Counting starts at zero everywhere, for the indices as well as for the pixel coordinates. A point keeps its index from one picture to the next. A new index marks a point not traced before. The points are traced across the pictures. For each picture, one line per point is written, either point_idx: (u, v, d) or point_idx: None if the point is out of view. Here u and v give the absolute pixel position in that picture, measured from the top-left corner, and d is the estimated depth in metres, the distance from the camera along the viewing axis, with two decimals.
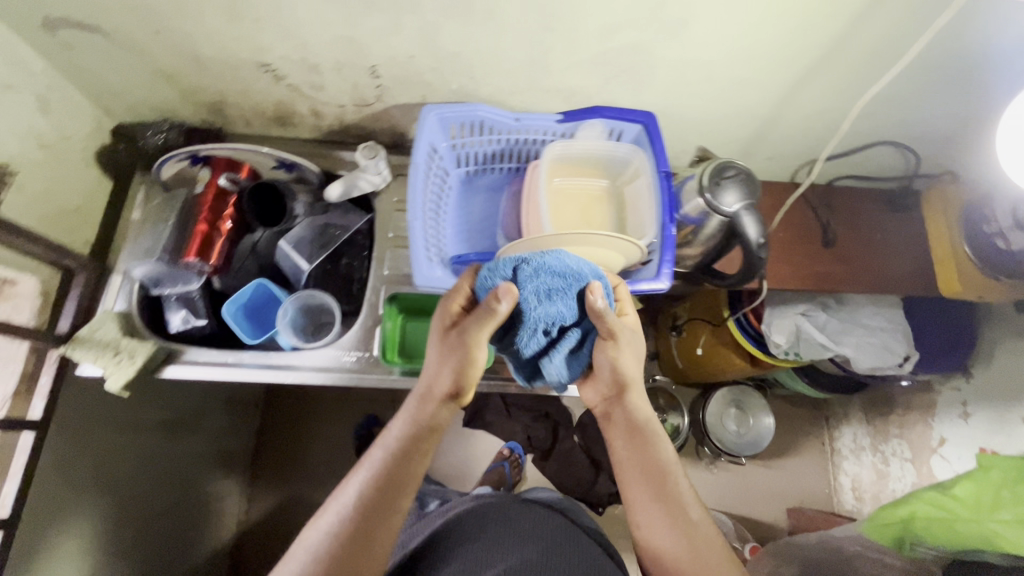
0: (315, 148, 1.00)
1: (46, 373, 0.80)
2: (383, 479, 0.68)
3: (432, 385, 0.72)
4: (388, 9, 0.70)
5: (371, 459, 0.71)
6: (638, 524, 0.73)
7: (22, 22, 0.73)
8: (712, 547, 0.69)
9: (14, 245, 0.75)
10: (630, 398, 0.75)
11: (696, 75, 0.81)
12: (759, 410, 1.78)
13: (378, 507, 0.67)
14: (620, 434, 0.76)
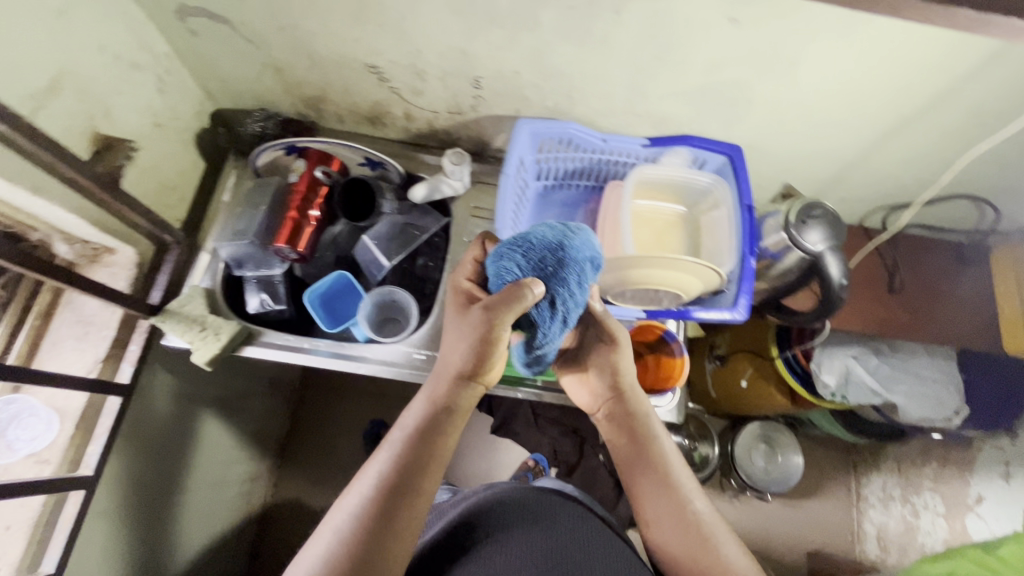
0: (400, 149, 1.03)
1: (136, 341, 0.84)
2: (408, 459, 0.64)
3: (454, 365, 0.71)
4: (508, 26, 0.72)
5: (390, 442, 0.67)
6: (648, 519, 0.75)
7: (158, 8, 0.77)
8: (721, 535, 0.71)
9: (124, 217, 0.79)
10: (628, 394, 0.82)
11: (792, 113, 0.82)
12: (788, 447, 1.76)
13: (403, 489, 0.62)
14: (622, 433, 0.81)
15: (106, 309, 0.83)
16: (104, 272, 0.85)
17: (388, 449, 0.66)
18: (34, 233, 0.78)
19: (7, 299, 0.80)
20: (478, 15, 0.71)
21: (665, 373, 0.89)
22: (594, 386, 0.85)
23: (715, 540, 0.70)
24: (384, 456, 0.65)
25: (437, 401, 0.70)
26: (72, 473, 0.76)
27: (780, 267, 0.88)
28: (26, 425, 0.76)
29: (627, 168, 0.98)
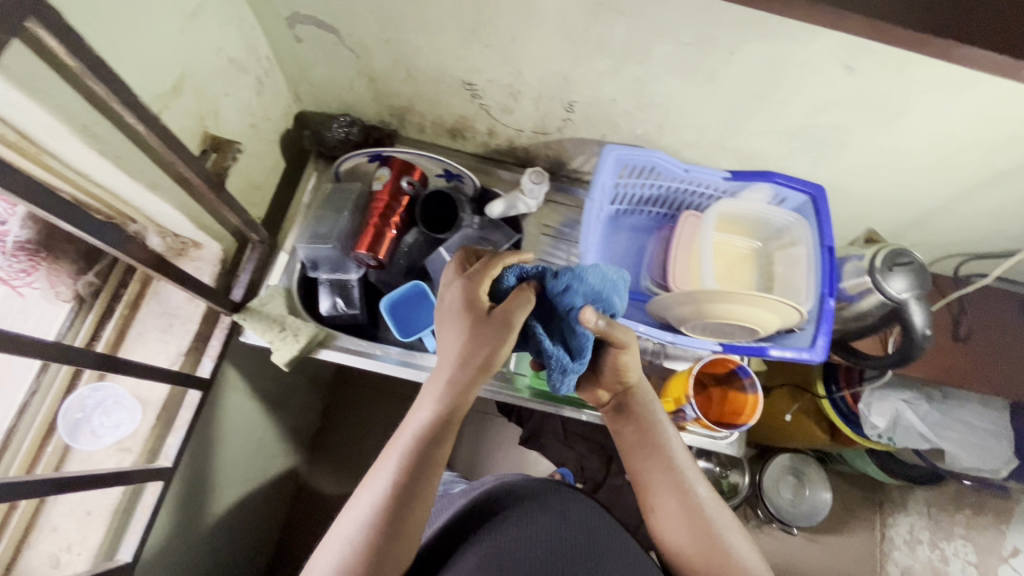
0: (476, 164, 1.05)
1: (217, 336, 0.86)
2: (417, 467, 0.59)
3: (466, 362, 0.63)
4: (617, 57, 0.73)
5: (399, 445, 0.61)
6: (651, 505, 0.75)
7: (270, 14, 0.79)
8: (723, 524, 0.71)
9: (221, 215, 0.80)
10: (639, 395, 0.78)
11: (884, 159, 0.82)
12: (817, 483, 1.73)
13: (414, 497, 0.58)
14: (626, 421, 0.78)
15: (190, 302, 0.85)
16: (190, 266, 0.87)
17: (397, 452, 0.60)
18: (131, 224, 0.79)
19: (99, 286, 0.81)
20: (590, 44, 0.72)
21: (733, 408, 0.89)
22: (607, 384, 0.77)
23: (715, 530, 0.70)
24: (392, 460, 0.60)
25: (449, 400, 0.62)
26: (151, 463, 0.77)
27: (855, 309, 0.89)
28: (111, 413, 0.78)
29: (703, 198, 0.98)
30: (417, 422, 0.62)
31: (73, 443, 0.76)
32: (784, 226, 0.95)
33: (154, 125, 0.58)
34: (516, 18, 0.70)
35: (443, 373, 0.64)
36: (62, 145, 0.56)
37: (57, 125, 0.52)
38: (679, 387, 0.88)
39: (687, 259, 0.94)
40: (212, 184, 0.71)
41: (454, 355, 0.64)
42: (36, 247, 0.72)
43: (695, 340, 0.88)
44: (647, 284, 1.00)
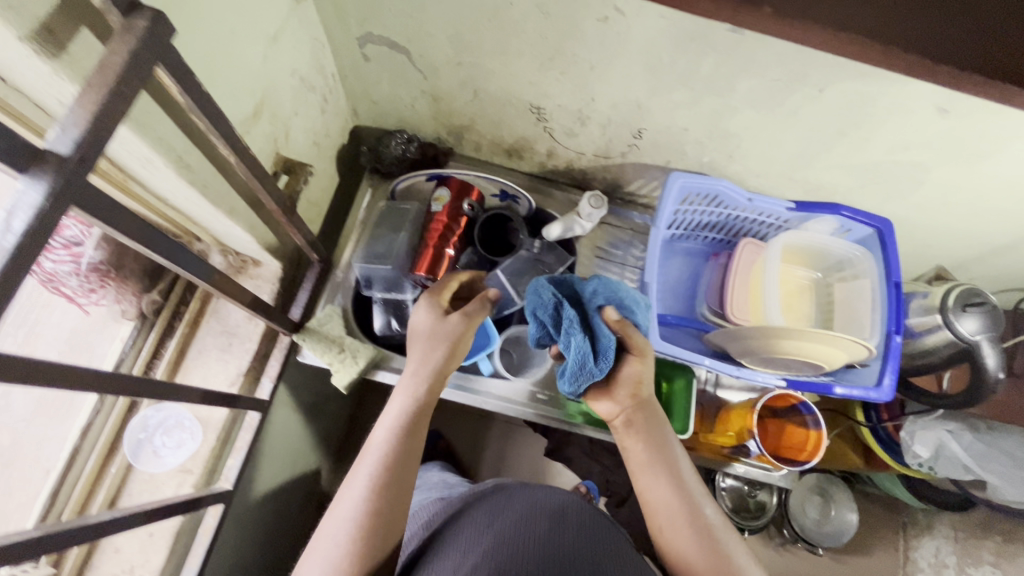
0: (531, 184, 1.04)
1: (276, 356, 0.85)
2: (395, 469, 0.61)
3: (433, 370, 0.70)
4: (699, 89, 0.72)
5: (371, 456, 0.63)
6: (660, 529, 0.67)
7: (342, 34, 0.77)
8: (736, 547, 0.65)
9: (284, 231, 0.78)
10: (646, 409, 0.74)
11: (960, 197, 0.80)
12: (844, 501, 1.48)
13: (392, 502, 0.60)
14: (635, 436, 0.73)
15: (250, 321, 0.83)
16: (249, 283, 0.86)
17: (370, 461, 0.62)
18: (196, 243, 0.79)
19: (161, 303, 0.81)
20: (672, 75, 0.71)
21: (794, 444, 0.88)
22: (616, 394, 0.75)
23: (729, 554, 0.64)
24: (368, 470, 0.61)
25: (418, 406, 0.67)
26: (212, 486, 0.76)
27: (919, 346, 0.87)
28: (172, 433, 0.78)
29: (763, 227, 0.97)
30: (387, 432, 0.64)
31: (136, 461, 0.75)
32: (848, 257, 0.93)
33: (244, 155, 0.57)
34: (599, 47, 0.69)
35: (409, 386, 0.69)
36: (152, 174, 0.55)
37: (155, 157, 0.51)
38: (739, 420, 0.87)
39: (748, 288, 0.93)
40: (286, 209, 0.70)
41: (420, 367, 0.70)
42: (108, 268, 0.71)
43: (757, 373, 0.87)
44: (704, 311, 0.98)
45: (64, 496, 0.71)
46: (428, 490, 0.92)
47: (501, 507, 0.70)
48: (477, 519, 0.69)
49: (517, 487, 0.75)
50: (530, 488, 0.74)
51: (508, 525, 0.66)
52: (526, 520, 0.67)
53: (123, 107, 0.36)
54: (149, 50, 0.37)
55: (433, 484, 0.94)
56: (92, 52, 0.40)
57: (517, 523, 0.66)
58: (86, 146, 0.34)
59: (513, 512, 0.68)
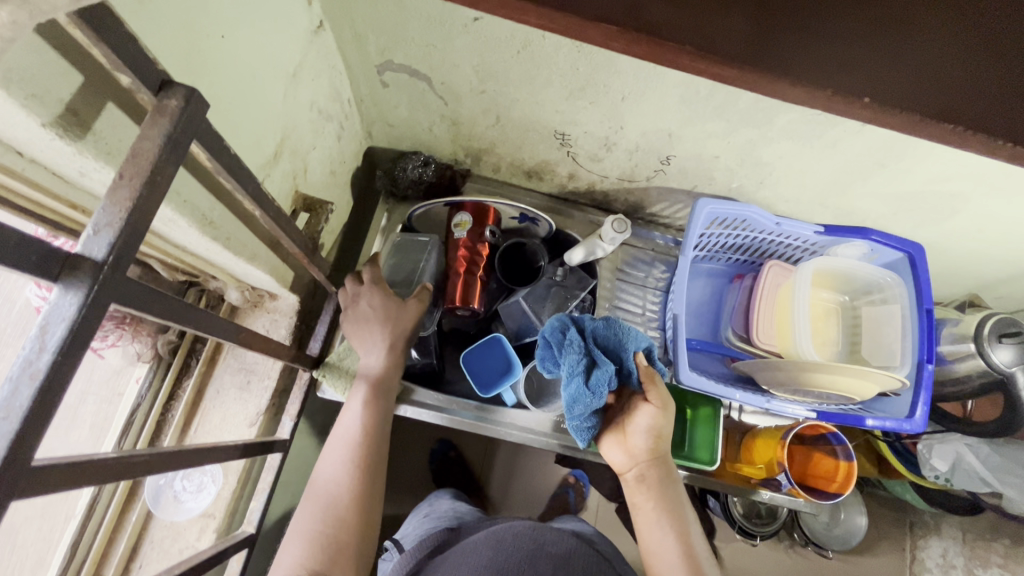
0: (550, 204, 1.01)
1: (296, 393, 0.82)
2: (350, 496, 0.66)
3: (380, 401, 0.74)
4: (735, 119, 0.69)
5: (321, 489, 0.67)
6: None
7: (360, 62, 0.74)
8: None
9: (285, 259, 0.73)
10: (661, 466, 0.73)
11: (993, 226, 0.79)
12: (852, 504, 1.44)
13: (342, 526, 0.63)
14: (642, 489, 0.72)
15: (268, 358, 0.81)
16: (266, 318, 0.83)
17: (321, 495, 0.66)
18: (211, 281, 0.76)
19: (176, 343, 0.78)
20: (708, 107, 0.68)
21: (823, 473, 0.87)
22: (631, 445, 0.74)
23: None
24: (319, 504, 0.65)
25: (358, 445, 0.69)
26: (234, 531, 0.75)
27: (949, 374, 0.86)
28: (192, 477, 0.76)
29: (790, 249, 0.95)
30: (335, 465, 0.68)
31: (156, 509, 0.73)
32: (877, 282, 0.90)
33: (268, 208, 0.54)
34: (634, 79, 0.66)
35: (354, 415, 0.72)
36: (172, 230, 0.52)
37: (179, 219, 0.48)
38: (767, 451, 0.86)
39: (773, 313, 0.91)
40: (308, 251, 0.67)
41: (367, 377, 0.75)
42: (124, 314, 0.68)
43: (787, 404, 0.85)
44: (728, 335, 0.96)
45: (84, 547, 0.69)
46: (435, 518, 0.89)
47: (506, 543, 0.66)
48: (479, 555, 0.65)
49: (523, 523, 0.71)
50: (534, 526, 0.71)
51: (510, 563, 0.63)
52: (530, 561, 0.63)
53: (159, 196, 0.34)
54: (182, 130, 0.34)
55: (440, 514, 0.90)
56: (117, 125, 0.37)
57: (519, 564, 0.63)
58: (122, 247, 0.32)
59: (518, 550, 0.65)
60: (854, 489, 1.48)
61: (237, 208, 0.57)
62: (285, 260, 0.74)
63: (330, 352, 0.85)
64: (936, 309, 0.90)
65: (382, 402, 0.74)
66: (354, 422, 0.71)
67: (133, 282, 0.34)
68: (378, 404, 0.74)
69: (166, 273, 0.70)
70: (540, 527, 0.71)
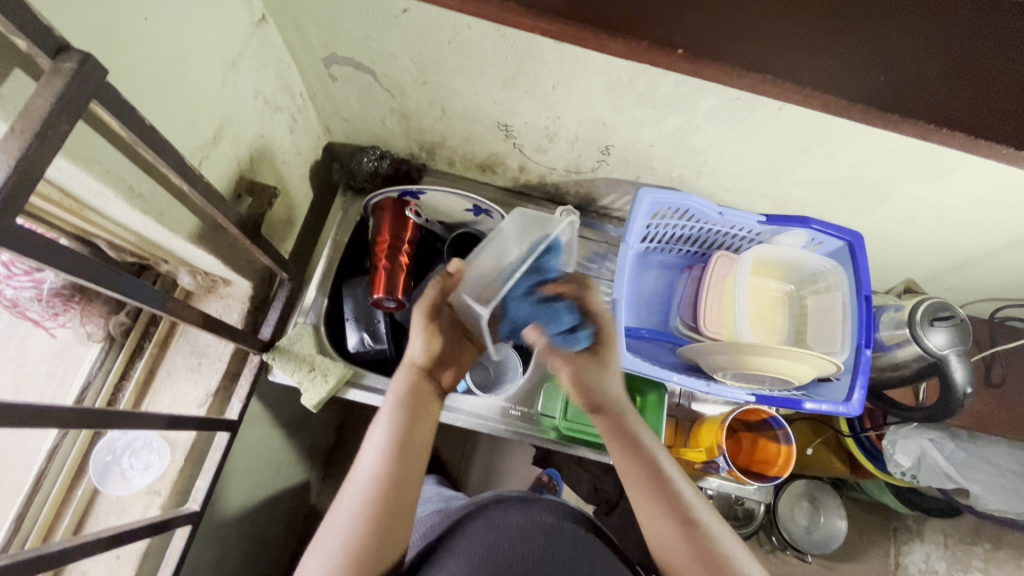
0: (505, 197, 1.04)
1: (246, 375, 0.84)
2: (384, 485, 0.62)
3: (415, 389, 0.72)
4: (660, 107, 0.72)
5: (357, 484, 0.63)
6: (663, 554, 0.64)
7: (306, 55, 0.78)
8: (734, 550, 0.63)
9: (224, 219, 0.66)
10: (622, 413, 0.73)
11: (924, 212, 0.81)
12: (830, 505, 1.41)
13: (382, 514, 0.61)
14: (631, 468, 0.69)
15: (219, 341, 0.83)
16: (219, 303, 0.86)
17: (354, 491, 0.62)
18: (162, 265, 0.79)
19: (129, 325, 0.81)
20: (633, 95, 0.71)
21: (767, 458, 0.88)
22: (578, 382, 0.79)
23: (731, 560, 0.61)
24: (354, 498, 0.62)
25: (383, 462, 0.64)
26: (179, 508, 0.77)
27: (891, 359, 0.88)
28: (140, 455, 0.78)
29: (736, 239, 0.97)
30: (370, 459, 0.65)
31: (102, 485, 0.74)
32: (820, 270, 0.92)
33: (197, 183, 0.57)
34: (559, 68, 0.69)
35: (389, 410, 0.69)
36: (103, 203, 0.55)
37: (104, 189, 0.51)
38: (709, 436, 0.87)
39: (720, 301, 0.92)
40: (249, 231, 0.70)
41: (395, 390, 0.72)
42: (71, 293, 0.72)
43: (727, 388, 0.86)
44: (677, 324, 0.98)
45: (30, 521, 0.71)
46: (424, 504, 0.92)
47: (497, 522, 0.71)
48: (474, 536, 0.68)
49: (512, 501, 0.76)
50: (522, 502, 0.75)
51: (501, 538, 0.67)
52: (521, 534, 0.68)
53: (52, 150, 0.36)
54: (76, 91, 0.37)
55: (429, 499, 0.94)
56: (24, 90, 0.40)
57: (511, 538, 0.67)
58: (10, 190, 0.35)
59: (509, 528, 0.69)
60: (831, 491, 1.45)
61: (170, 185, 0.60)
62: (231, 243, 0.77)
63: (283, 337, 0.88)
64: (876, 297, 0.92)
65: (415, 391, 0.72)
66: (389, 414, 0.69)
67: (24, 228, 0.36)
68: (413, 394, 0.72)
69: (115, 254, 0.73)
70: (530, 502, 0.76)
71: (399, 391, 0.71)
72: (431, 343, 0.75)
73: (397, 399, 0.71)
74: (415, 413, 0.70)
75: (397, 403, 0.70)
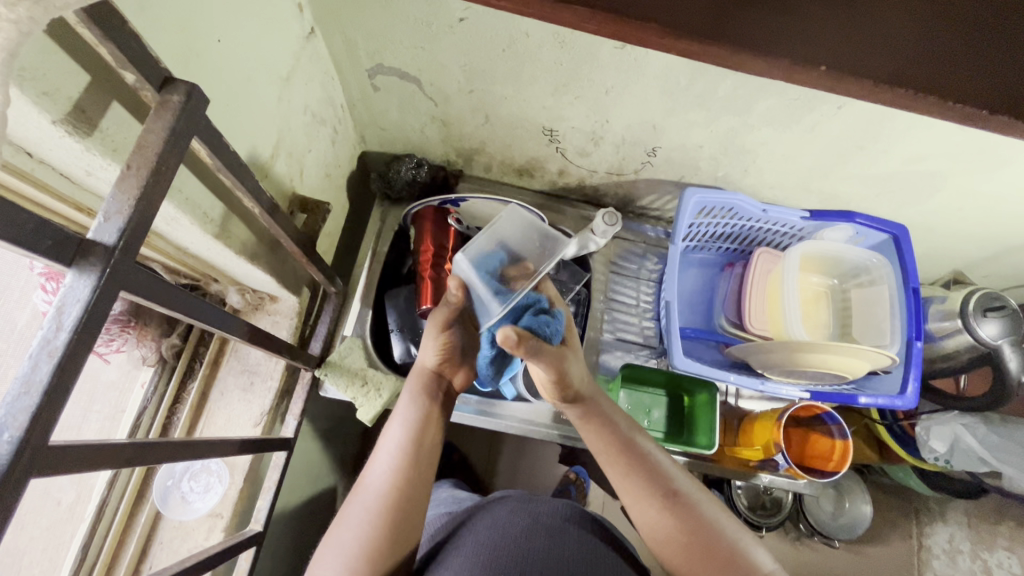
0: (541, 201, 1.03)
1: (299, 392, 0.84)
2: (399, 481, 0.61)
3: (431, 388, 0.70)
4: (715, 109, 0.72)
5: (370, 482, 0.63)
6: (648, 528, 0.62)
7: (350, 66, 0.77)
8: (737, 530, 0.61)
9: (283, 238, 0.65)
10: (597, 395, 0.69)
11: (971, 204, 0.81)
12: (856, 491, 1.41)
13: (394, 512, 0.60)
14: (620, 458, 0.65)
15: (269, 359, 0.82)
16: (268, 320, 0.85)
17: (366, 496, 0.61)
18: (212, 284, 0.78)
19: (180, 347, 0.80)
20: (689, 97, 0.70)
21: (821, 453, 0.89)
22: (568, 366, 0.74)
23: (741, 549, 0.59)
24: (365, 503, 0.61)
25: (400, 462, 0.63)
26: (241, 529, 0.76)
27: (940, 351, 0.88)
28: (199, 478, 0.76)
29: (778, 235, 0.96)
30: (383, 461, 0.64)
31: (164, 509, 0.73)
32: (863, 263, 0.92)
33: (267, 205, 0.56)
34: (616, 72, 0.68)
35: (404, 413, 0.67)
36: (175, 229, 0.54)
37: (181, 216, 0.50)
38: (764, 433, 0.87)
39: (765, 299, 0.92)
40: (306, 249, 0.70)
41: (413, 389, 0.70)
42: (128, 318, 0.70)
43: (780, 386, 0.86)
44: (721, 323, 0.98)
45: (95, 551, 0.70)
46: (436, 507, 0.90)
47: (503, 520, 0.69)
48: (478, 535, 0.67)
49: (517, 499, 0.75)
50: (526, 499, 0.74)
51: (505, 538, 0.66)
52: (526, 534, 0.66)
53: (165, 187, 0.36)
54: (184, 124, 0.36)
55: (440, 501, 0.92)
56: (122, 124, 0.39)
57: (517, 536, 0.66)
58: (130, 233, 0.34)
59: (514, 526, 0.68)
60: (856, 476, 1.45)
61: (237, 209, 0.59)
62: (282, 260, 0.76)
63: (332, 351, 0.88)
64: (923, 288, 0.92)
65: (427, 391, 0.70)
66: (403, 418, 0.67)
67: (140, 269, 0.35)
68: (430, 396, 0.70)
69: (169, 277, 0.72)
70: (535, 500, 0.74)
71: (414, 394, 0.69)
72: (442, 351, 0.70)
73: (413, 401, 0.69)
74: (425, 425, 0.67)
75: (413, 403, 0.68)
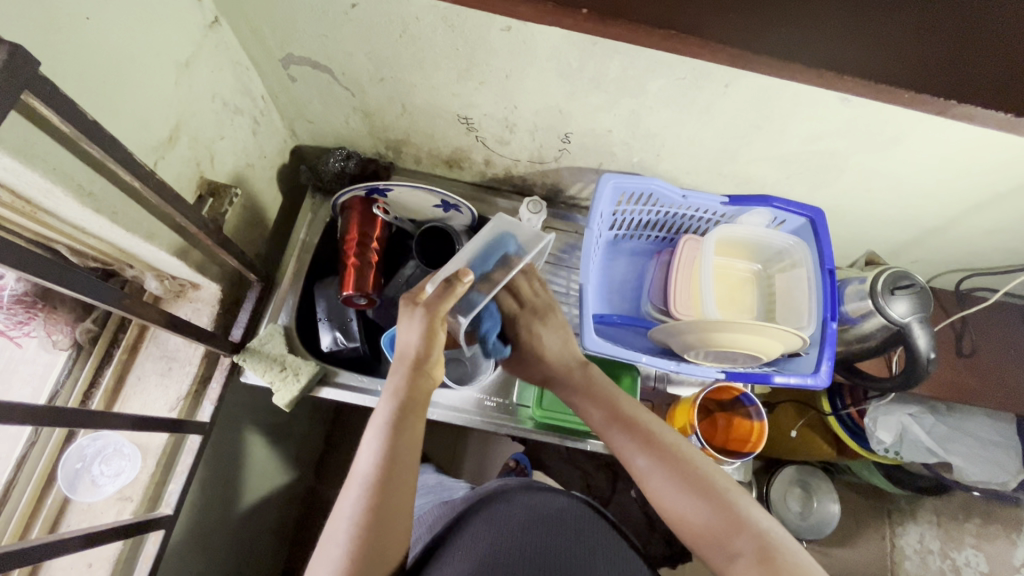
0: (474, 192, 1.05)
1: (217, 378, 0.84)
2: (387, 473, 0.57)
3: (410, 382, 0.65)
4: (612, 91, 0.74)
5: (357, 481, 0.57)
6: (664, 499, 0.61)
7: (264, 57, 0.79)
8: (743, 500, 0.60)
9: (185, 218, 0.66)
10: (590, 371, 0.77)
11: (879, 184, 0.83)
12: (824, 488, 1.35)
13: (383, 509, 0.55)
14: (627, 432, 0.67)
15: (188, 344, 0.83)
16: (188, 307, 0.86)
17: (354, 492, 0.56)
18: (128, 270, 0.79)
19: (96, 333, 0.81)
20: (585, 79, 0.72)
21: (741, 435, 0.89)
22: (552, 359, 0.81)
23: (758, 526, 0.57)
24: (354, 499, 0.56)
25: (385, 457, 0.58)
26: (152, 512, 0.77)
27: (858, 331, 0.88)
28: (111, 462, 0.78)
29: (702, 222, 0.98)
30: (368, 458, 0.59)
31: (72, 493, 0.74)
32: (785, 247, 0.93)
33: (149, 179, 0.57)
34: (510, 56, 0.70)
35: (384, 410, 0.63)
36: (54, 202, 0.55)
37: (53, 187, 0.52)
38: (682, 416, 0.88)
39: (688, 283, 0.93)
40: (212, 231, 0.71)
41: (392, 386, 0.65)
42: (34, 300, 0.71)
43: (697, 368, 0.87)
44: (649, 309, 0.98)
45: None
46: (423, 496, 0.92)
47: (503, 513, 0.68)
48: (483, 529, 0.66)
49: (519, 488, 0.73)
50: (528, 491, 0.73)
51: (510, 532, 0.64)
52: (527, 526, 0.66)
53: None
54: (6, 80, 0.38)
55: (428, 490, 0.93)
56: None
57: (518, 530, 0.65)
58: None
59: (515, 518, 0.67)
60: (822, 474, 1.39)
61: (123, 184, 0.60)
62: (196, 245, 0.77)
63: (253, 339, 0.89)
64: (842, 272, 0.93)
65: (410, 391, 0.65)
66: (383, 415, 0.62)
67: None
68: (411, 391, 0.64)
69: (77, 259, 0.72)
70: (538, 492, 0.73)
71: (392, 395, 0.64)
72: (433, 342, 0.66)
73: (392, 400, 0.63)
74: (405, 419, 0.62)
75: (390, 400, 0.63)
